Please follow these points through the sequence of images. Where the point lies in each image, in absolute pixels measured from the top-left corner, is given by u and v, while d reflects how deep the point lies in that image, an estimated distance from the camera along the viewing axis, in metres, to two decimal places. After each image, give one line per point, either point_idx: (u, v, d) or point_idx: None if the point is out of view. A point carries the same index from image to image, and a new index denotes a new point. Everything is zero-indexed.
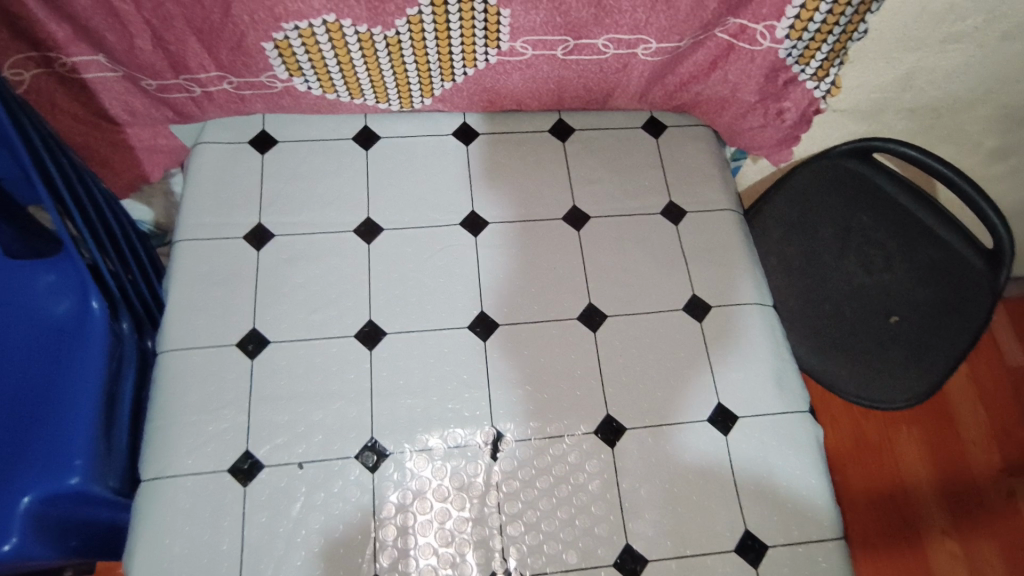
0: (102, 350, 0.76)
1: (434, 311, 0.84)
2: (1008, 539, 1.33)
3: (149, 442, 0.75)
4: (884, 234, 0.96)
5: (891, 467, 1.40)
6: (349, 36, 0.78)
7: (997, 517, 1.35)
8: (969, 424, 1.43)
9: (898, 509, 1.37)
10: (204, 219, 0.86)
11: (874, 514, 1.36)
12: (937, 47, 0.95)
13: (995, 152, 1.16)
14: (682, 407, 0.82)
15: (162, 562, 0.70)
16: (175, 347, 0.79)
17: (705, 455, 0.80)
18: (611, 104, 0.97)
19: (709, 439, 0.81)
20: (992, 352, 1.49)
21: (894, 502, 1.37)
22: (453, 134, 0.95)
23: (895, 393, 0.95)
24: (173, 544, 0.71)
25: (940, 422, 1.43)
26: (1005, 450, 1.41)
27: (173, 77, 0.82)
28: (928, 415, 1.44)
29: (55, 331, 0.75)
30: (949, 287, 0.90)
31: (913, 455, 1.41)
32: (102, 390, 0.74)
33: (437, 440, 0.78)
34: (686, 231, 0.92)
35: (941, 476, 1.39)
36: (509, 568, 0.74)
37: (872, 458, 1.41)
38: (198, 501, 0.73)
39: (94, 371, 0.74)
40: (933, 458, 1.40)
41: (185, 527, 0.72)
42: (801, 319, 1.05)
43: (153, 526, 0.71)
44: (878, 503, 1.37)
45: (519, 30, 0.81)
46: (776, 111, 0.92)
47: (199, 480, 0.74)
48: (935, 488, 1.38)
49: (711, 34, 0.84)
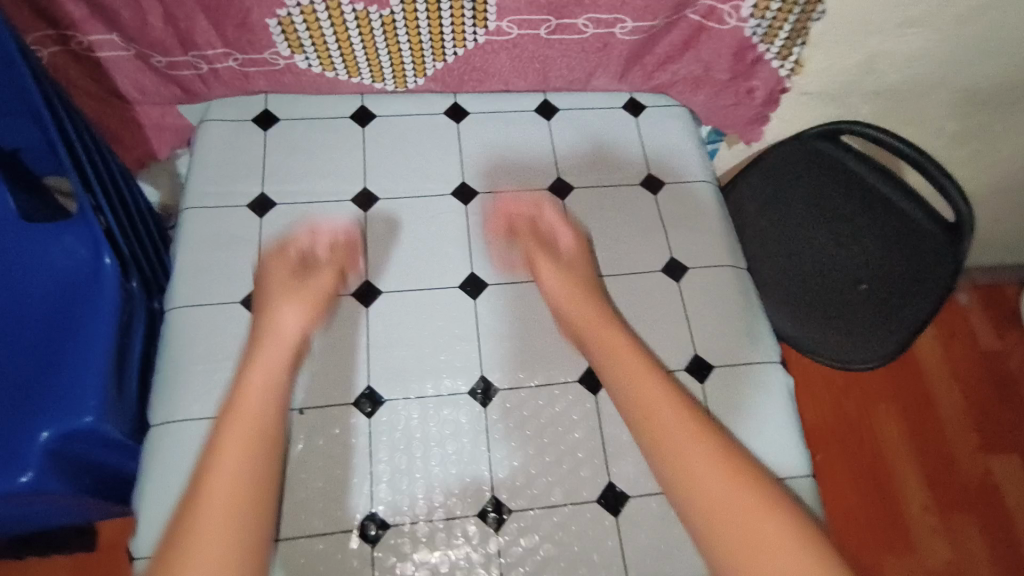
0: (114, 304, 0.80)
1: (427, 273, 0.90)
2: (981, 510, 1.45)
3: (159, 389, 0.80)
4: (852, 210, 1.05)
5: (871, 446, 1.50)
6: (347, 13, 0.84)
7: (973, 491, 1.47)
8: (949, 406, 1.55)
9: (878, 485, 1.46)
10: (209, 188, 0.91)
11: (855, 489, 1.45)
12: (895, 31, 1.01)
13: (956, 134, 1.25)
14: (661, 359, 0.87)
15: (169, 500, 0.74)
16: (184, 303, 0.84)
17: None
18: (592, 85, 1.03)
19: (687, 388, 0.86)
20: (969, 337, 1.65)
21: (877, 480, 1.46)
22: (445, 112, 1.00)
23: (868, 353, 1.02)
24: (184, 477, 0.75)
25: (917, 403, 1.55)
26: (978, 430, 1.53)
27: (183, 54, 0.88)
28: (908, 398, 1.55)
29: (71, 287, 0.80)
30: (912, 256, 0.98)
31: (892, 433, 1.51)
32: (115, 340, 0.78)
33: (430, 389, 0.83)
34: (664, 201, 0.98)
35: (920, 453, 1.49)
36: (500, 504, 0.78)
37: (852, 435, 1.51)
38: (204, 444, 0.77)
39: (108, 324, 0.78)
40: (912, 436, 1.51)
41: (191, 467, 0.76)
42: (777, 287, 1.09)
43: (163, 464, 0.76)
44: (861, 479, 1.46)
45: (505, 10, 0.88)
46: (746, 90, 1.01)
47: (205, 425, 0.78)
48: (915, 466, 1.48)
49: (682, 15, 0.91)
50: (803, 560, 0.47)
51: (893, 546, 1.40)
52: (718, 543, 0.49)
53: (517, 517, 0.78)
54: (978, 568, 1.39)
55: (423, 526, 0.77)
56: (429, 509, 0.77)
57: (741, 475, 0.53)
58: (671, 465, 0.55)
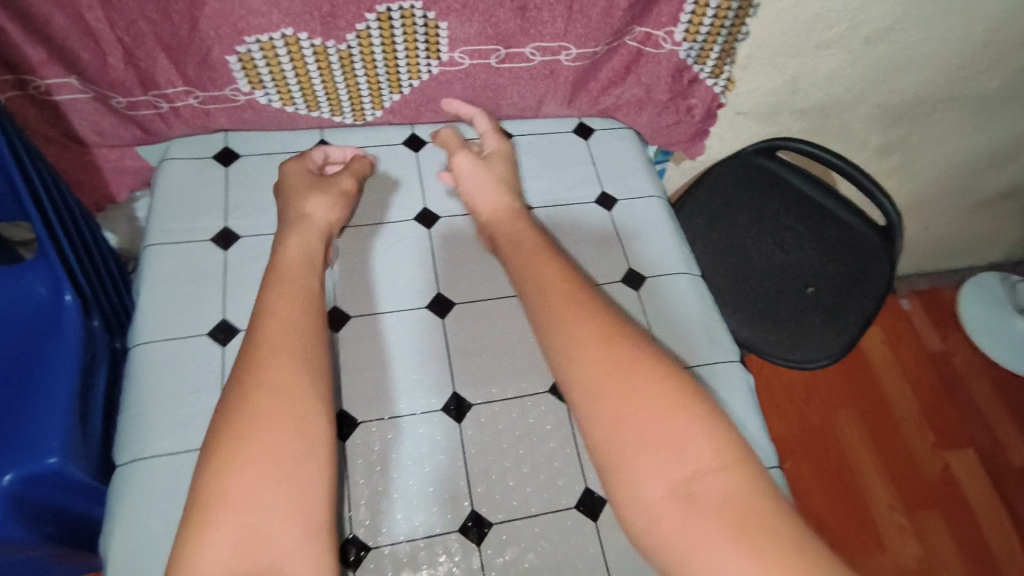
0: (76, 341, 0.80)
1: (395, 295, 0.91)
2: (940, 502, 1.55)
3: (124, 428, 0.78)
4: (794, 220, 1.13)
5: (837, 450, 1.58)
6: (305, 48, 0.87)
7: (930, 484, 1.57)
8: (902, 406, 1.66)
9: (847, 488, 1.53)
10: (171, 225, 0.92)
11: (826, 494, 1.52)
12: (814, 53, 1.08)
13: (879, 147, 1.35)
14: None
15: (140, 540, 0.71)
16: (148, 341, 0.84)
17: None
18: (543, 112, 1.08)
19: None
20: (915, 339, 1.79)
21: (844, 483, 1.54)
22: (403, 143, 1.04)
23: (821, 352, 1.06)
24: (156, 514, 0.73)
25: (875, 407, 1.65)
26: (928, 426, 1.64)
27: (143, 94, 0.89)
28: (865, 402, 1.65)
29: (28, 332, 0.80)
30: (852, 259, 1.09)
31: (854, 437, 1.60)
32: (78, 378, 0.79)
33: (404, 409, 0.84)
34: (619, 216, 1.03)
35: (882, 454, 1.59)
36: (480, 518, 0.79)
37: (818, 442, 1.59)
38: (173, 480, 0.75)
39: (70, 362, 0.79)
40: (873, 438, 1.60)
41: (161, 504, 0.73)
42: (731, 295, 1.12)
43: (132, 502, 0.74)
44: (829, 482, 1.54)
45: (456, 41, 0.92)
46: (686, 108, 1.08)
47: (175, 460, 0.76)
48: (879, 467, 1.57)
49: (622, 41, 0.97)
50: (697, 442, 0.53)
51: (868, 548, 1.47)
52: (616, 441, 0.54)
53: (498, 530, 0.78)
54: (947, 561, 1.47)
55: (405, 546, 0.76)
56: (410, 529, 0.77)
57: (640, 368, 0.58)
58: (577, 377, 0.59)
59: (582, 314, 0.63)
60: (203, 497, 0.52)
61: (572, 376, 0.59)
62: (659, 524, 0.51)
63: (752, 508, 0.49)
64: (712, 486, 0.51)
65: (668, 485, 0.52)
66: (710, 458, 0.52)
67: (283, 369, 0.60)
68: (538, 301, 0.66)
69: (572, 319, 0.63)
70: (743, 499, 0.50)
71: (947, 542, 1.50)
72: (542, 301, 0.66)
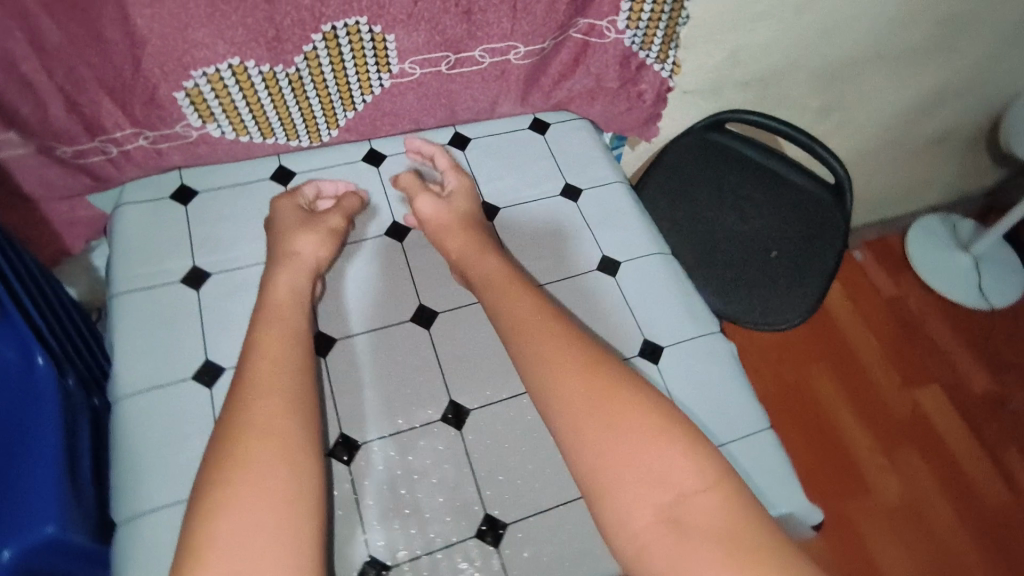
0: (55, 403, 0.78)
1: (377, 312, 0.91)
2: (916, 440, 1.63)
3: (117, 485, 0.76)
4: (750, 189, 1.17)
5: (815, 403, 1.65)
6: (254, 76, 0.85)
7: (904, 424, 1.65)
8: (867, 352, 1.75)
9: (829, 438, 1.60)
10: (136, 271, 0.89)
11: (810, 446, 1.58)
12: (749, 27, 1.12)
13: (818, 109, 1.41)
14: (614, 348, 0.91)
15: None
16: (129, 392, 0.81)
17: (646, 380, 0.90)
18: (498, 112, 1.09)
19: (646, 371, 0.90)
20: (871, 287, 1.88)
21: (825, 433, 1.61)
22: (363, 159, 1.03)
23: (792, 311, 1.10)
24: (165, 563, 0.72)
25: (843, 358, 1.73)
26: (894, 369, 1.73)
27: (90, 140, 0.87)
28: (834, 353, 1.73)
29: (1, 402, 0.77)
30: (808, 219, 1.13)
31: (828, 387, 1.67)
32: (61, 441, 0.77)
33: (404, 424, 0.84)
34: (586, 206, 1.04)
35: (856, 400, 1.66)
36: (495, 519, 0.79)
37: (797, 397, 1.65)
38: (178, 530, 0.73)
39: (51, 427, 0.76)
40: (846, 386, 1.68)
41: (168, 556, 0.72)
42: (702, 269, 1.15)
43: (137, 555, 0.72)
44: (812, 434, 1.60)
45: (405, 52, 0.92)
46: (636, 94, 1.12)
47: (176, 510, 0.75)
48: (855, 412, 1.64)
49: (567, 35, 0.99)
50: (680, 468, 0.59)
51: (855, 492, 1.54)
52: (605, 469, 0.60)
53: (514, 528, 0.79)
54: (928, 493, 1.56)
55: (426, 558, 0.76)
56: (427, 542, 0.77)
57: (623, 398, 0.64)
58: (563, 410, 0.65)
59: (563, 347, 0.69)
60: (192, 543, 0.54)
61: (558, 410, 0.65)
62: (648, 550, 0.56)
63: (733, 524, 0.56)
64: (694, 509, 0.57)
65: (653, 509, 0.58)
66: (694, 482, 0.58)
67: (270, 415, 0.63)
68: (517, 334, 0.73)
69: (553, 355, 0.69)
70: (726, 518, 0.56)
71: (926, 474, 1.58)
72: (520, 340, 0.72)
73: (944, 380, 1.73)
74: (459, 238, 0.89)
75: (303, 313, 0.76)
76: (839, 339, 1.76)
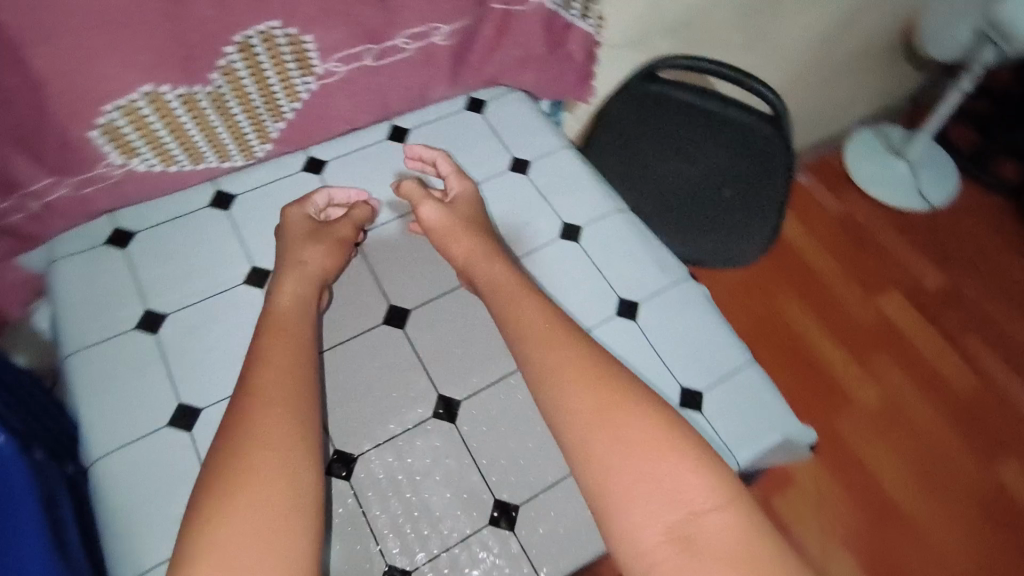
0: (26, 481, 0.73)
1: (346, 322, 0.88)
2: (890, 353, 1.67)
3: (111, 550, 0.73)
4: (693, 133, 1.15)
5: (786, 328, 1.69)
6: (172, 101, 0.81)
7: (877, 339, 1.69)
8: (827, 269, 1.79)
9: (806, 359, 1.63)
10: (85, 326, 0.84)
11: (790, 372, 1.62)
12: None
13: (741, 41, 1.42)
14: (590, 312, 0.91)
15: None
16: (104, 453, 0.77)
17: (618, 337, 0.90)
18: (430, 98, 1.07)
19: (623, 328, 0.91)
20: (818, 206, 1.93)
21: (801, 355, 1.64)
22: (303, 168, 0.99)
23: (751, 243, 1.20)
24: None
25: (805, 280, 1.77)
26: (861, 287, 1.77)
27: (8, 198, 0.81)
28: (796, 276, 1.78)
29: None
30: (752, 155, 1.13)
31: (796, 310, 1.72)
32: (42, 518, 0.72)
33: (397, 428, 0.82)
34: (536, 176, 1.03)
35: (823, 319, 1.70)
36: (506, 504, 0.79)
37: (768, 326, 1.69)
38: None
39: (28, 506, 0.72)
40: (811, 306, 1.72)
41: None
42: (660, 217, 1.21)
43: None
44: (788, 359, 1.64)
45: (326, 50, 0.88)
46: (566, 55, 1.10)
47: None
48: (823, 330, 1.68)
49: (486, 7, 0.97)
50: (693, 485, 0.54)
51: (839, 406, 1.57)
52: (612, 480, 0.56)
53: (526, 509, 0.79)
54: (905, 394, 1.61)
55: (446, 556, 0.75)
56: (444, 540, 0.76)
57: (628, 419, 0.59)
58: (568, 421, 0.60)
59: (564, 361, 0.64)
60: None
61: (564, 424, 0.61)
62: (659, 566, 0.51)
63: (753, 555, 0.50)
64: (706, 528, 0.52)
65: (663, 528, 0.52)
66: (704, 500, 0.53)
67: (275, 422, 0.57)
68: (522, 339, 0.69)
69: (558, 373, 0.63)
70: (740, 541, 0.51)
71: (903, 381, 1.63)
72: (529, 350, 0.67)
73: (908, 290, 1.78)
74: (464, 242, 0.83)
75: (305, 322, 0.70)
76: (798, 263, 1.80)
